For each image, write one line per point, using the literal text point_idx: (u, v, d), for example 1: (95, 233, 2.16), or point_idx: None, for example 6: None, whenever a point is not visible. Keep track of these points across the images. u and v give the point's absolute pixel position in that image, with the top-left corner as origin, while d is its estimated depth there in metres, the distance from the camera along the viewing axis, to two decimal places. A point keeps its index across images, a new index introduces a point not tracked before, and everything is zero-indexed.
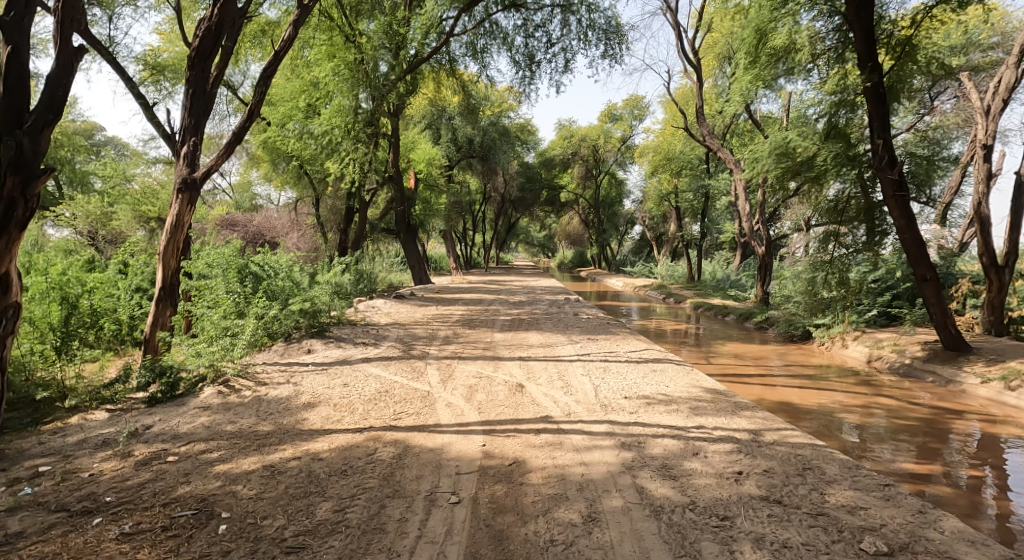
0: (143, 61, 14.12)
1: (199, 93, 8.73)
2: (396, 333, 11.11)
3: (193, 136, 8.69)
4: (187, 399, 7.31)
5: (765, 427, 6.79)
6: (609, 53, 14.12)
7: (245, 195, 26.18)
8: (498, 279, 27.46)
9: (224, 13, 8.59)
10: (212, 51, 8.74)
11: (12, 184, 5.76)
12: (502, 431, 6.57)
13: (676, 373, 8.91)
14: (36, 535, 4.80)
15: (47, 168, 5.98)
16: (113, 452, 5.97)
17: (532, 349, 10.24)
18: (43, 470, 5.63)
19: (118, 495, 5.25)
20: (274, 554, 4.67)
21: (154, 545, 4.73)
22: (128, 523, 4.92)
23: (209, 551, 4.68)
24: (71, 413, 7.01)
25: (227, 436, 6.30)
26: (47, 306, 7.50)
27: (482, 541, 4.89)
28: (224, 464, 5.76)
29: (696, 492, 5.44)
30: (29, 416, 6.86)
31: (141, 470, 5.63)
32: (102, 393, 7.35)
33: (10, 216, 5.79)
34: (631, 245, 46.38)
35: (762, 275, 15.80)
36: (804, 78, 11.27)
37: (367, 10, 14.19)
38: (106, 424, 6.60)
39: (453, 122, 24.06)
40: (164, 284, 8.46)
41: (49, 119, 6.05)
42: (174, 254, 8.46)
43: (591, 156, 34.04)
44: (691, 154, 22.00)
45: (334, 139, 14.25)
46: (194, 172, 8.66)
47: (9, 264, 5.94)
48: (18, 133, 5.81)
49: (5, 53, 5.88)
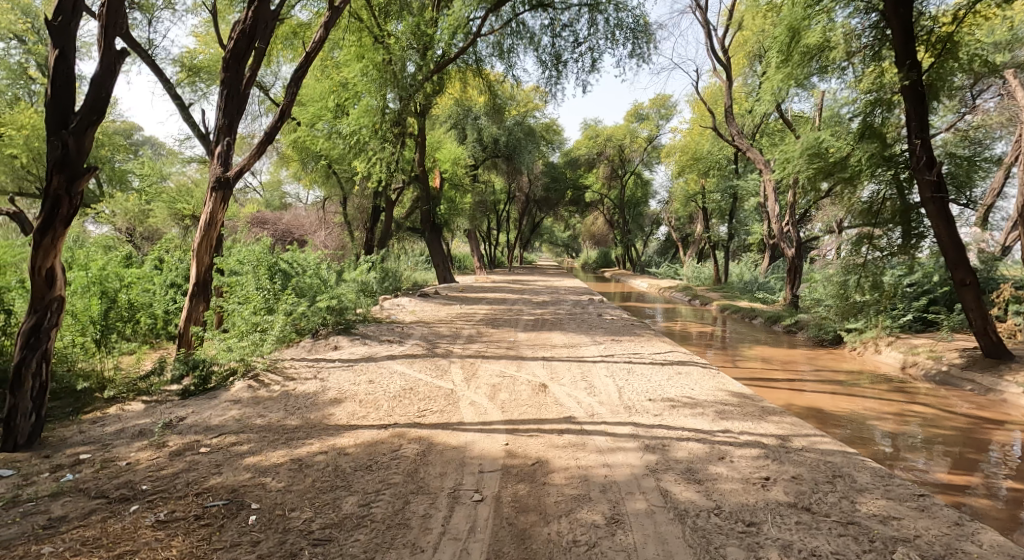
0: (180, 63, 14.49)
1: (232, 94, 8.83)
2: (420, 332, 11.13)
3: (227, 136, 8.83)
4: (218, 392, 7.46)
5: (794, 432, 6.67)
6: (636, 52, 13.99)
7: (274, 194, 26.50)
8: (521, 280, 27.10)
9: (258, 16, 8.61)
10: (246, 53, 8.80)
11: (57, 182, 5.94)
12: (524, 431, 6.54)
13: (702, 376, 8.79)
14: (77, 520, 4.89)
15: (91, 167, 6.08)
16: (148, 441, 6.10)
17: (555, 349, 10.19)
18: (84, 458, 5.77)
19: (154, 484, 5.34)
20: (302, 547, 4.70)
21: (187, 533, 4.78)
22: (163, 512, 4.99)
23: (239, 541, 4.73)
24: (109, 404, 7.21)
25: (256, 430, 6.37)
26: (87, 300, 7.66)
27: (504, 540, 4.87)
28: (253, 456, 5.82)
29: (722, 497, 5.35)
30: (71, 405, 7.10)
31: (174, 461, 5.72)
32: (137, 385, 7.53)
33: (56, 214, 5.97)
34: (655, 246, 45.93)
35: (791, 278, 15.49)
36: (838, 76, 11.03)
37: (395, 11, 14.29)
38: (142, 416, 6.76)
39: (479, 122, 24.00)
40: (198, 280, 8.61)
41: (93, 120, 6.08)
42: (207, 251, 8.59)
43: (617, 156, 33.83)
44: (720, 155, 21.51)
45: (362, 140, 14.33)
46: (228, 171, 8.79)
47: (55, 260, 6.09)
48: (64, 133, 5.90)
49: (52, 57, 5.89)
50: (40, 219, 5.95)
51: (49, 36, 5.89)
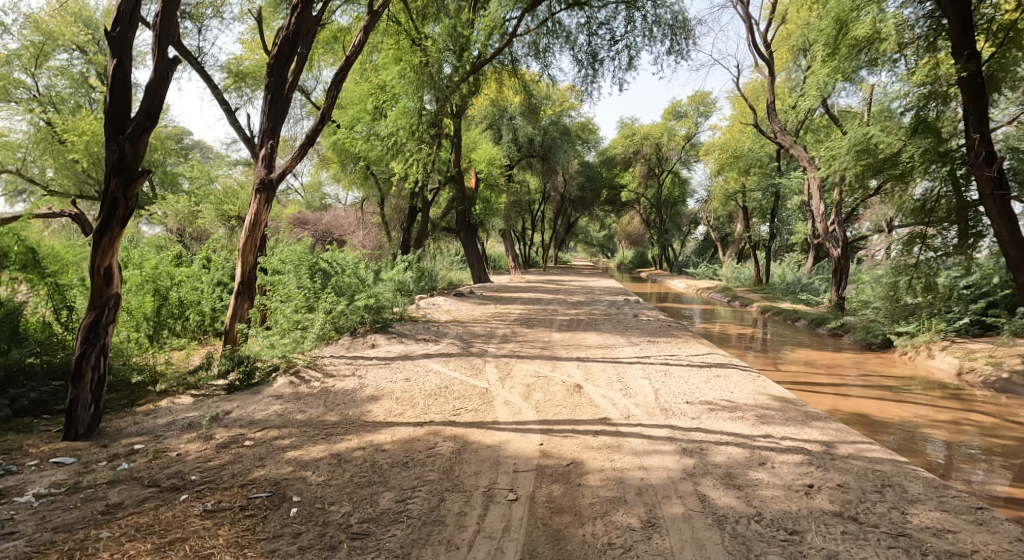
0: (227, 70, 14.87)
1: (276, 98, 8.97)
2: (456, 331, 11.13)
3: (271, 140, 8.97)
4: (262, 387, 7.58)
5: (839, 439, 6.42)
6: (674, 49, 13.76)
7: (314, 195, 26.97)
8: (556, 280, 26.98)
9: (300, 22, 8.70)
10: (289, 58, 8.91)
11: (115, 185, 6.04)
12: (560, 431, 6.45)
13: (742, 379, 8.55)
14: (132, 507, 4.98)
15: (146, 170, 6.19)
16: (197, 434, 6.22)
17: (590, 350, 10.07)
18: (138, 448, 5.93)
19: (202, 475, 5.43)
20: (340, 540, 4.70)
21: (233, 523, 4.83)
22: (210, 501, 5.05)
23: (281, 532, 4.75)
24: (161, 396, 7.39)
25: (297, 424, 6.43)
26: (142, 297, 7.89)
27: (539, 540, 4.79)
28: (294, 450, 5.87)
29: (762, 503, 5.17)
30: (127, 397, 7.28)
31: (220, 453, 5.81)
32: (187, 380, 7.79)
33: (113, 216, 6.09)
34: (693, 246, 45.26)
35: (837, 279, 15.02)
36: (889, 69, 10.62)
37: (432, 14, 14.43)
38: (191, 409, 6.91)
39: (514, 122, 24.00)
40: (243, 279, 8.76)
41: (149, 126, 6.17)
42: (252, 251, 8.74)
43: (654, 154, 33.40)
44: (761, 152, 20.61)
45: (400, 141, 14.43)
46: (270, 173, 8.90)
47: (112, 259, 6.22)
48: (122, 139, 6.01)
49: (111, 67, 6.00)
50: (98, 220, 6.08)
51: (108, 46, 6.00)
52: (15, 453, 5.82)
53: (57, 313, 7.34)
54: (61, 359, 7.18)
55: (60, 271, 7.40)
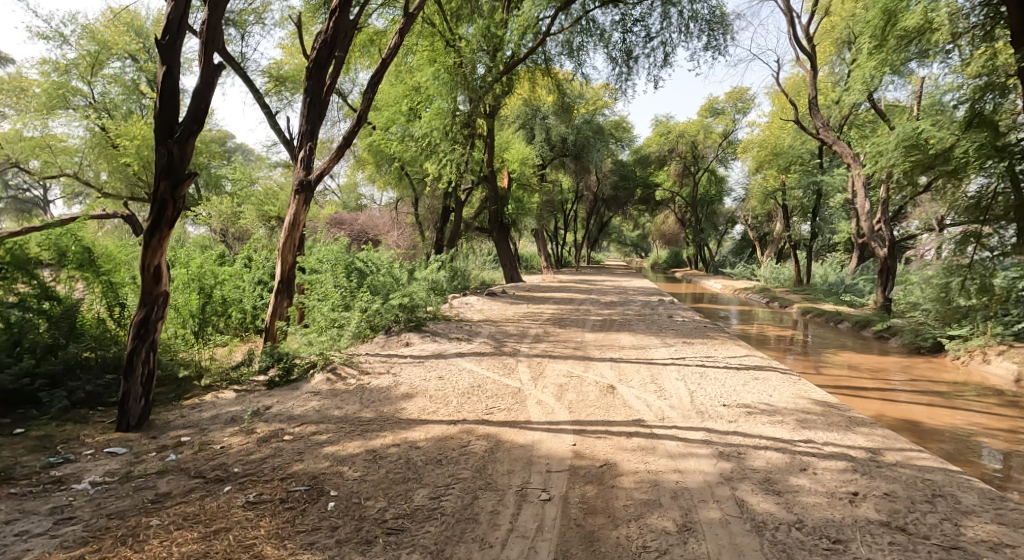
0: (268, 74, 15.13)
1: (314, 101, 9.05)
2: (489, 330, 11.09)
3: (310, 141, 9.05)
4: (300, 384, 7.64)
5: (886, 446, 6.18)
6: (712, 45, 13.52)
7: (350, 195, 27.31)
8: (589, 280, 26.75)
9: (338, 26, 8.75)
10: (326, 61, 8.97)
11: (163, 187, 6.14)
12: (593, 432, 6.34)
13: (781, 382, 8.30)
14: (179, 497, 5.05)
15: (193, 172, 6.26)
16: (239, 427, 6.31)
17: (624, 351, 9.91)
18: (185, 440, 6.04)
19: (244, 467, 5.48)
20: (376, 535, 4.68)
21: (273, 515, 4.85)
22: (252, 493, 5.09)
23: (319, 525, 4.76)
24: (206, 391, 7.51)
25: (334, 420, 6.47)
26: (188, 294, 8.39)
27: (572, 541, 4.71)
28: (332, 446, 5.89)
29: (804, 510, 4.99)
30: (173, 391, 7.41)
31: (262, 446, 5.87)
32: (229, 375, 7.85)
33: (162, 216, 6.19)
34: (730, 246, 44.45)
35: (883, 280, 14.50)
36: (941, 61, 10.21)
37: (466, 14, 14.15)
38: (234, 403, 7.01)
39: (547, 122, 23.93)
40: (283, 278, 8.86)
41: (196, 129, 6.22)
42: (291, 250, 8.82)
43: (690, 152, 32.91)
44: (802, 148, 20.06)
45: (434, 141, 14.60)
46: (309, 174, 9.00)
47: (161, 258, 6.32)
48: (170, 142, 6.09)
49: (161, 73, 6.07)
50: (149, 221, 6.19)
51: (159, 53, 6.05)
52: (71, 443, 6.00)
53: (110, 310, 7.66)
54: (114, 354, 7.37)
55: (112, 270, 7.80)
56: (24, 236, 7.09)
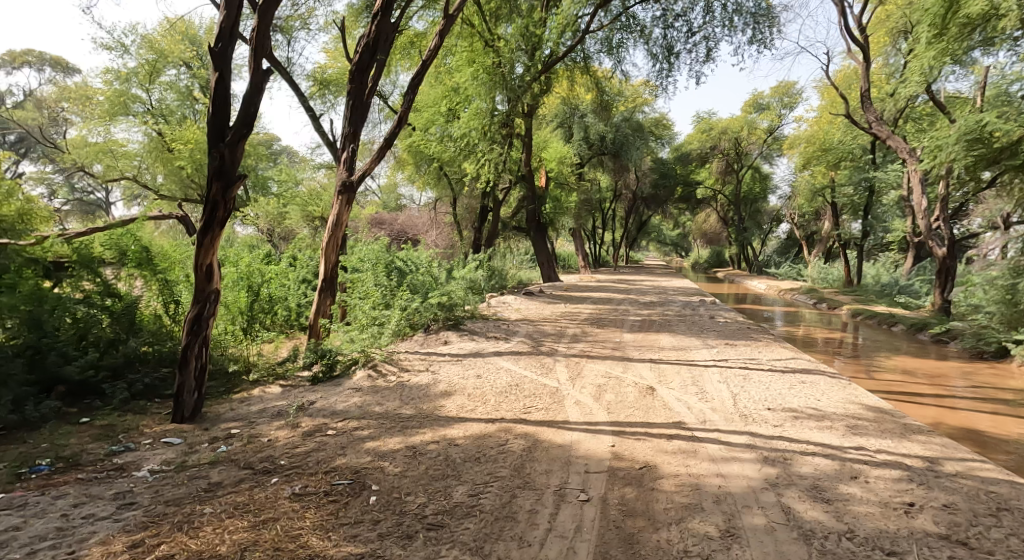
0: (312, 78, 15.36)
1: (357, 103, 9.10)
2: (526, 329, 10.99)
3: (353, 143, 9.10)
4: (342, 380, 7.69)
5: (945, 455, 5.86)
6: (757, 38, 13.14)
7: (390, 196, 27.56)
8: (628, 280, 26.41)
9: (381, 29, 8.78)
10: (369, 65, 9.02)
11: (215, 190, 6.22)
12: (632, 434, 6.18)
13: (830, 386, 7.98)
14: (230, 487, 5.10)
15: (243, 175, 6.33)
16: (285, 421, 6.36)
17: (664, 352, 9.69)
18: (235, 432, 6.12)
19: (290, 460, 5.52)
20: (416, 530, 4.64)
21: (317, 507, 4.85)
22: (298, 485, 5.11)
23: (361, 518, 4.73)
24: (254, 385, 7.63)
25: (375, 416, 6.47)
26: (237, 293, 8.45)
27: (612, 543, 4.58)
28: (373, 441, 5.89)
29: (855, 519, 4.76)
30: (223, 385, 7.57)
31: (306, 440, 5.90)
32: (275, 370, 7.97)
33: (214, 218, 6.27)
34: (774, 245, 43.34)
35: (941, 280, 13.87)
36: (1008, 49, 9.68)
37: (506, 14, 14.19)
38: (279, 398, 7.10)
39: (586, 120, 23.75)
40: (326, 276, 8.94)
41: (246, 133, 6.29)
42: (334, 249, 8.89)
43: (733, 150, 32.21)
44: (853, 144, 19.55)
45: (472, 141, 14.59)
46: (352, 175, 9.06)
47: (213, 257, 6.41)
48: (222, 146, 6.17)
49: (213, 80, 6.16)
50: (201, 222, 6.28)
51: (210, 60, 6.16)
52: (130, 433, 6.15)
53: (166, 307, 7.85)
54: (170, 348, 7.63)
55: (169, 268, 7.93)
56: (87, 237, 7.38)
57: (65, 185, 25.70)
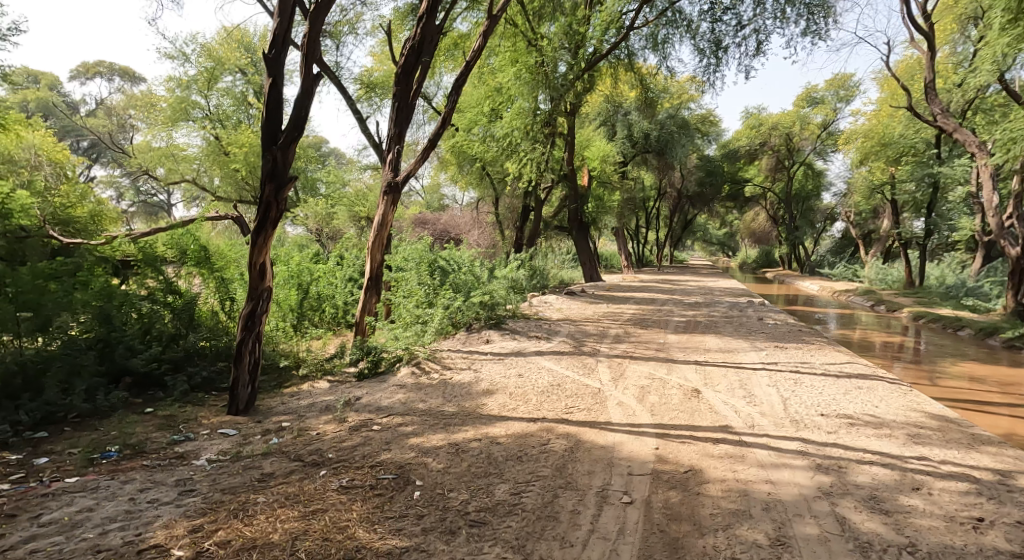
0: (359, 81, 15.55)
1: (402, 105, 9.10)
2: (568, 329, 10.83)
3: (397, 144, 9.11)
4: (386, 376, 7.69)
5: (1017, 468, 5.47)
6: (811, 29, 12.64)
7: (433, 196, 27.73)
8: (672, 280, 25.91)
9: (425, 32, 8.77)
10: (414, 67, 9.01)
11: (269, 191, 6.28)
12: (676, 437, 5.97)
13: (889, 392, 7.58)
14: (281, 477, 5.10)
15: (294, 176, 6.37)
16: (333, 415, 6.38)
17: (710, 353, 9.39)
18: (285, 425, 6.17)
19: (337, 453, 5.51)
20: (459, 526, 4.55)
21: (364, 500, 4.80)
22: (345, 478, 5.08)
23: (405, 513, 4.67)
24: (303, 380, 7.70)
25: (419, 413, 6.42)
26: (288, 290, 8.99)
27: (656, 547, 4.41)
28: (416, 437, 5.84)
29: (917, 533, 4.49)
30: (275, 379, 7.67)
31: (353, 434, 5.89)
32: (323, 365, 8.00)
33: (267, 218, 6.32)
34: (828, 244, 41.90)
35: (1014, 281, 13.07)
36: None
37: (549, 12, 14.10)
38: (327, 393, 7.14)
39: (629, 118, 23.46)
40: (371, 275, 8.94)
41: (298, 136, 6.31)
42: (379, 249, 8.88)
43: (784, 146, 31.35)
44: (915, 138, 18.64)
45: (514, 140, 14.48)
46: (396, 176, 9.07)
47: (266, 257, 6.45)
48: (275, 149, 6.22)
49: (268, 85, 6.20)
50: (254, 222, 6.33)
51: (265, 66, 6.19)
52: (190, 423, 6.26)
53: (222, 303, 8.04)
54: (226, 343, 7.74)
55: (225, 267, 8.18)
56: (151, 237, 7.63)
57: (131, 189, 26.90)
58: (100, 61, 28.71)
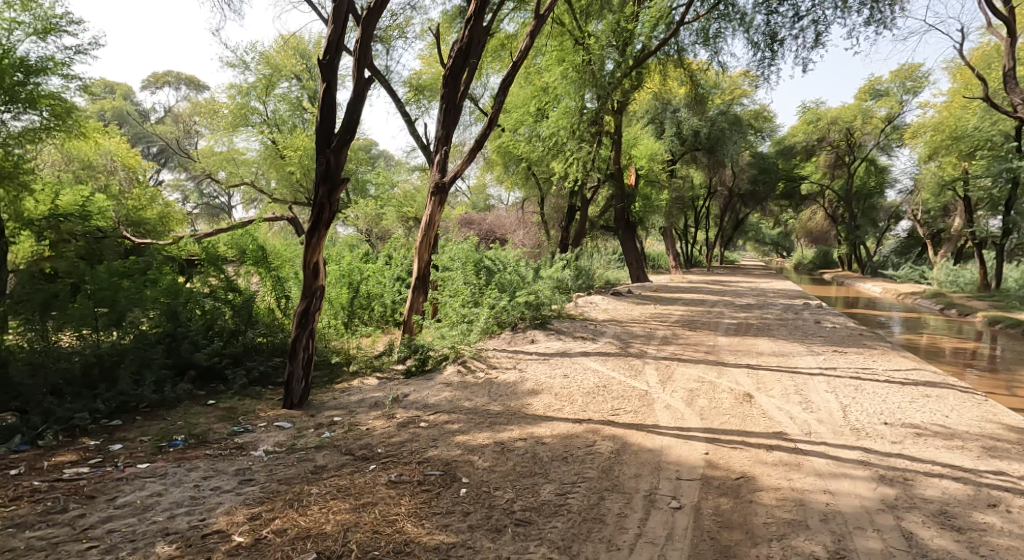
0: (408, 84, 15.64)
1: (450, 107, 9.02)
2: (614, 330, 10.56)
3: (445, 146, 9.04)
4: (434, 374, 7.61)
5: None
6: (874, 18, 12.01)
7: (479, 196, 27.75)
8: (722, 281, 25.23)
9: (473, 33, 8.67)
10: (461, 68, 8.91)
11: (322, 193, 6.26)
12: (727, 442, 5.67)
13: (961, 401, 7.07)
14: (333, 470, 5.05)
15: (346, 178, 6.33)
16: (382, 411, 6.33)
17: (763, 357, 8.99)
18: (337, 420, 6.14)
19: (387, 448, 5.44)
20: (505, 525, 4.40)
21: (412, 495, 4.69)
22: (395, 473, 4.99)
23: (452, 509, 4.55)
24: (354, 376, 7.70)
25: (465, 411, 6.31)
26: (339, 288, 9.06)
27: (706, 554, 4.16)
28: (463, 435, 5.72)
29: (994, 552, 4.12)
30: (327, 374, 7.69)
31: (401, 430, 5.82)
32: (373, 362, 7.97)
33: (320, 219, 6.30)
34: (890, 245, 40.06)
35: None
36: None
37: (597, 10, 13.91)
38: (377, 389, 7.10)
39: (679, 115, 22.96)
40: (418, 274, 8.90)
41: (350, 139, 6.27)
42: (427, 249, 8.81)
43: (844, 141, 30.34)
44: (992, 130, 17.83)
45: (561, 140, 14.29)
46: (443, 177, 9.00)
47: (318, 256, 6.43)
48: (327, 152, 6.21)
49: (321, 90, 6.18)
50: (308, 223, 6.32)
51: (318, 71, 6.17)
52: (249, 415, 6.29)
53: (278, 301, 8.12)
54: (281, 339, 7.88)
55: (281, 266, 8.26)
56: (213, 238, 7.75)
57: (194, 193, 27.93)
58: (168, 71, 29.96)
